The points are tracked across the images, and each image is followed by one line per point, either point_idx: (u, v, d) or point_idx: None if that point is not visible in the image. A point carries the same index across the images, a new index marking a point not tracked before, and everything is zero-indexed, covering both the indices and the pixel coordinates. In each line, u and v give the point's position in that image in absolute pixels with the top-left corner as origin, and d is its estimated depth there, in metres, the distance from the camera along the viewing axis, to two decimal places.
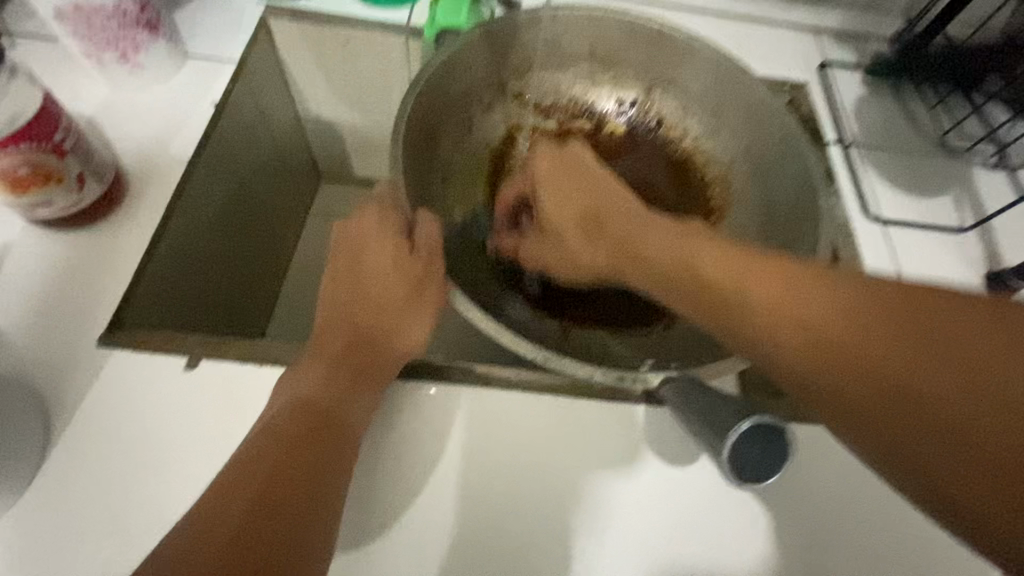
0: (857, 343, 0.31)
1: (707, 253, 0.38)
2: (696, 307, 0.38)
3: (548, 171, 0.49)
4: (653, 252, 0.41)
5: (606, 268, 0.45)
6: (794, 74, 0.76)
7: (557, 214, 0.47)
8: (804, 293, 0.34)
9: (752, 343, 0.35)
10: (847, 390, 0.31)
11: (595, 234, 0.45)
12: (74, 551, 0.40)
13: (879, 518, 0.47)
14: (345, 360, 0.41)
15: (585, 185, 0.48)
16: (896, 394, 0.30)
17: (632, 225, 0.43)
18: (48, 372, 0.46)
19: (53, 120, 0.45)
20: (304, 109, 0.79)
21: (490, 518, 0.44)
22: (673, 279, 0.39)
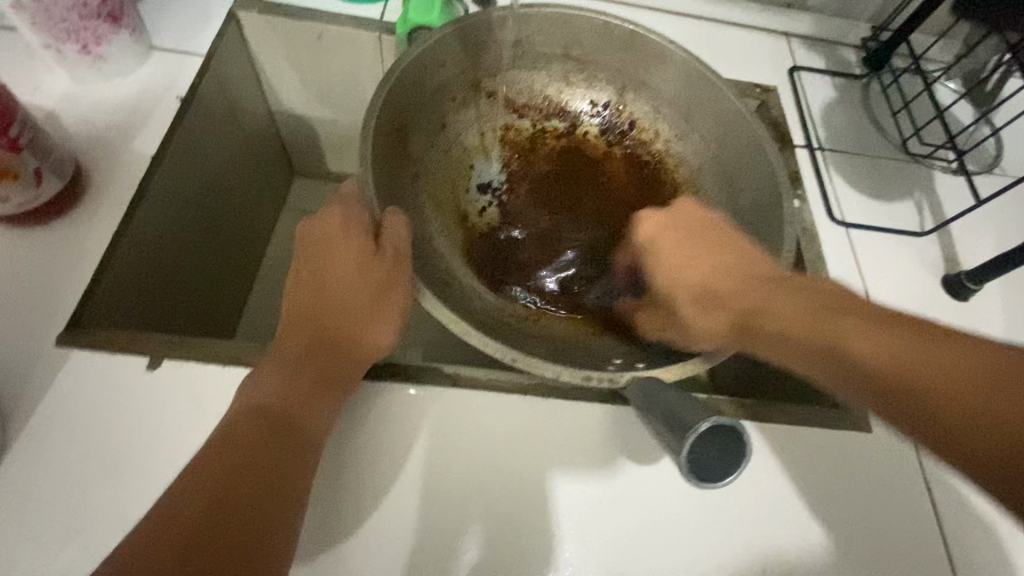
0: (964, 391, 0.33)
1: (821, 317, 0.39)
2: (820, 370, 0.39)
3: (663, 236, 0.47)
4: (774, 320, 0.41)
5: (732, 337, 0.44)
6: (764, 78, 0.77)
7: (670, 287, 0.46)
8: (911, 349, 0.35)
9: (879, 406, 0.36)
10: (905, 402, 0.34)
11: (715, 306, 0.44)
12: (30, 554, 0.39)
13: (837, 514, 0.49)
14: (307, 365, 0.41)
15: (697, 249, 0.46)
16: (995, 440, 0.31)
17: (751, 295, 0.43)
18: (3, 371, 0.44)
19: (9, 115, 0.44)
20: (277, 103, 0.78)
21: (457, 517, 0.45)
22: (804, 347, 0.40)
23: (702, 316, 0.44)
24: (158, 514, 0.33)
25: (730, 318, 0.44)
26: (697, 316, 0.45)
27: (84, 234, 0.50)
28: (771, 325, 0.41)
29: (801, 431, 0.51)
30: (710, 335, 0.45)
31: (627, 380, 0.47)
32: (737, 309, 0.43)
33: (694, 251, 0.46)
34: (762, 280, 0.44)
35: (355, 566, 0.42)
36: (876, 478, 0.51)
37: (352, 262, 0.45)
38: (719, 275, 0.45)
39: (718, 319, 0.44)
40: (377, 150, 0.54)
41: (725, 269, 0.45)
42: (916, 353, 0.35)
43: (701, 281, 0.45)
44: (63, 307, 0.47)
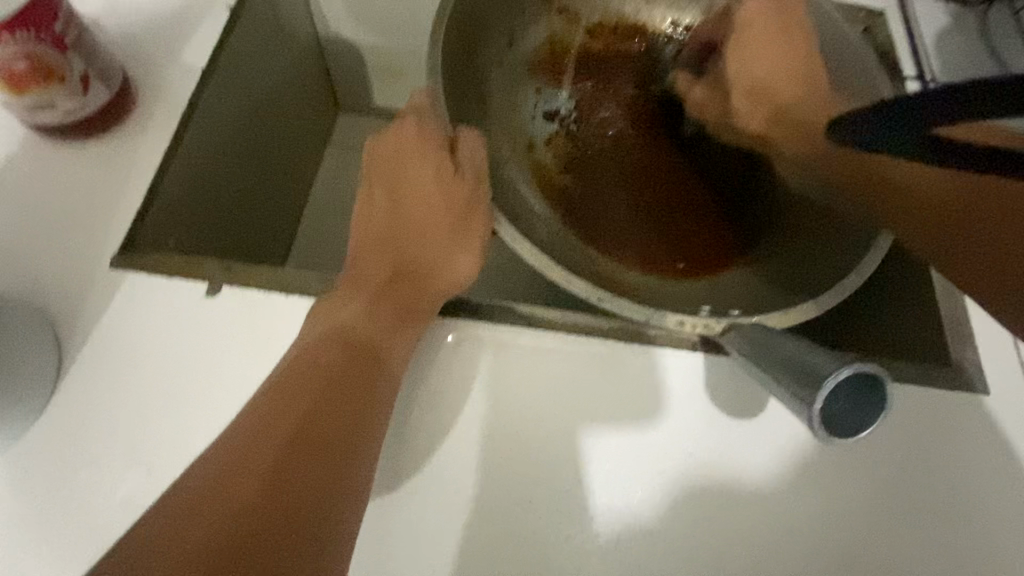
0: (908, 171, 0.41)
1: (845, 107, 0.45)
2: (812, 148, 0.46)
3: (754, 26, 0.47)
4: (805, 104, 0.46)
5: (766, 129, 0.48)
6: (870, 0, 0.68)
7: (738, 74, 0.48)
8: (902, 140, 0.41)
9: (851, 173, 0.43)
10: (866, 178, 0.43)
11: (764, 96, 0.48)
12: (96, 481, 0.37)
13: (962, 488, 0.43)
14: (386, 293, 0.38)
15: (784, 42, 0.47)
16: (902, 205, 0.41)
17: (805, 93, 0.46)
18: (56, 293, 0.42)
19: (53, 7, 0.39)
20: (326, 25, 0.72)
21: (536, 465, 0.41)
22: (809, 129, 0.46)
23: (748, 107, 0.49)
24: (221, 460, 0.29)
25: (771, 104, 0.47)
26: (742, 104, 0.49)
27: (133, 152, 0.46)
28: (808, 113, 0.46)
29: (922, 390, 0.45)
30: (750, 121, 0.49)
31: (725, 327, 0.43)
32: (778, 98, 0.47)
33: (786, 41, 0.47)
34: (815, 78, 0.47)
35: (428, 511, 0.40)
36: (1011, 449, 0.44)
37: (430, 181, 0.41)
38: (787, 74, 0.47)
39: (760, 108, 0.48)
40: (445, 64, 0.48)
41: (798, 61, 0.47)
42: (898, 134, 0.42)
43: (772, 73, 0.47)
44: (110, 227, 0.44)
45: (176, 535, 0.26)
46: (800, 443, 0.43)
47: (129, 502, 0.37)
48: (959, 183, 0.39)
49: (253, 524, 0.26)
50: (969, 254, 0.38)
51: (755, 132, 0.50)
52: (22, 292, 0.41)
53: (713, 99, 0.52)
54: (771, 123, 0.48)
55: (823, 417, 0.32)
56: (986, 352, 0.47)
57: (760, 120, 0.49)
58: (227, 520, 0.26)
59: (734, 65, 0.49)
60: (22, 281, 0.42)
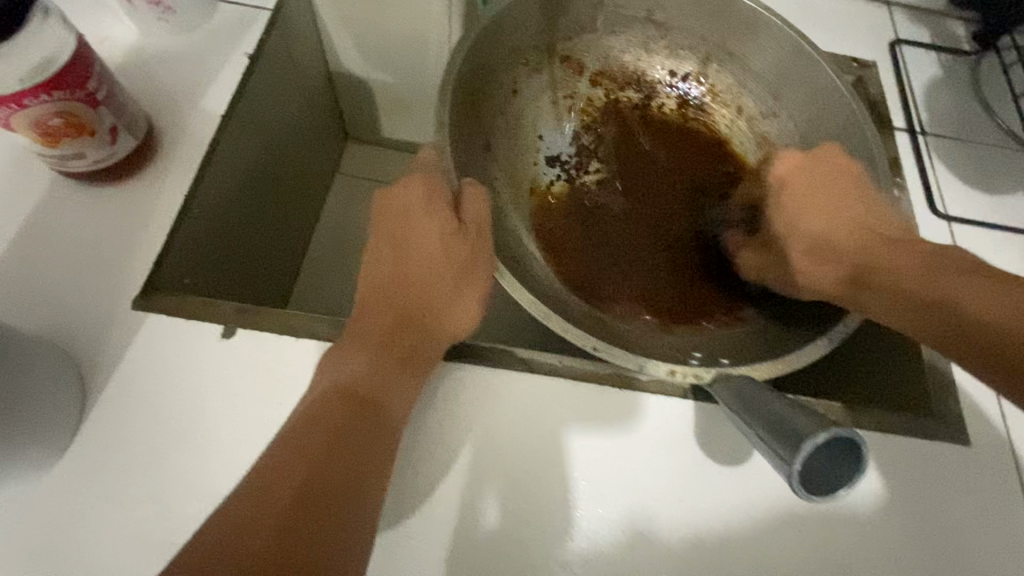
0: None
1: (938, 269, 0.40)
2: (911, 323, 0.40)
3: (795, 184, 0.48)
4: (880, 266, 0.43)
5: (845, 294, 0.45)
6: (862, 51, 0.70)
7: (795, 235, 0.47)
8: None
9: (975, 353, 0.37)
10: (1002, 359, 0.36)
11: (833, 257, 0.45)
12: (115, 514, 0.39)
13: (940, 534, 0.45)
14: (391, 345, 0.40)
15: (834, 202, 0.47)
16: None
17: (883, 249, 0.43)
18: (81, 333, 0.44)
19: (87, 67, 0.42)
20: (337, 64, 0.75)
21: (531, 506, 0.43)
22: (903, 302, 0.41)
23: (813, 267, 0.46)
24: (233, 512, 0.31)
25: (844, 269, 0.45)
26: (808, 267, 0.47)
27: (155, 196, 0.49)
28: (896, 280, 0.41)
29: (903, 440, 0.47)
30: (824, 284, 0.46)
31: (714, 377, 0.45)
32: (850, 264, 0.44)
33: (839, 202, 0.47)
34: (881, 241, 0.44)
35: (426, 548, 0.42)
36: (985, 496, 0.46)
37: (434, 236, 0.43)
38: (850, 230, 0.45)
39: (828, 271, 0.46)
40: (452, 118, 0.51)
41: (851, 221, 0.46)
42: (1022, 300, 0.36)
43: (832, 230, 0.46)
44: (132, 269, 0.46)
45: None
46: (784, 490, 0.45)
47: (145, 534, 0.39)
48: None
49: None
50: None
51: (834, 292, 0.46)
52: (48, 330, 0.44)
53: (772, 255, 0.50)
54: (852, 289, 0.44)
55: (803, 477, 0.34)
56: (965, 403, 0.49)
57: (836, 284, 0.45)
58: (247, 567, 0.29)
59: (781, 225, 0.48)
60: (47, 319, 0.44)
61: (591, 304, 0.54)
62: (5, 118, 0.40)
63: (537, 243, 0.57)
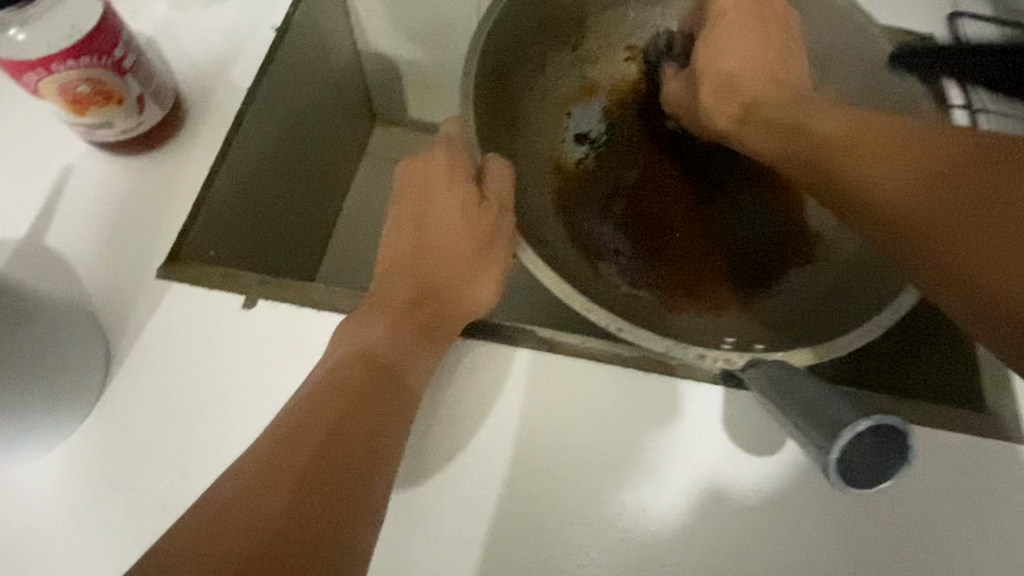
0: (873, 159, 0.35)
1: (811, 110, 0.41)
2: (771, 146, 0.43)
3: (727, 16, 0.49)
4: (771, 101, 0.45)
5: (728, 130, 0.48)
6: (918, 25, 0.64)
7: (705, 66, 0.50)
8: (875, 131, 0.36)
9: (810, 169, 0.40)
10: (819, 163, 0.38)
11: (728, 93, 0.48)
12: (136, 477, 0.40)
13: (981, 536, 0.42)
14: (410, 316, 0.39)
15: (748, 32, 0.49)
16: (867, 209, 0.35)
17: (769, 88, 0.46)
18: (108, 301, 0.44)
19: (114, 34, 0.41)
20: (364, 42, 0.74)
21: (545, 487, 0.42)
22: (771, 128, 0.43)
23: (716, 102, 0.48)
24: (253, 470, 0.31)
25: (739, 102, 0.47)
26: (710, 101, 0.49)
27: (181, 168, 0.49)
28: (771, 116, 0.44)
29: (951, 438, 0.43)
30: (721, 120, 0.48)
31: (747, 362, 0.43)
32: (748, 96, 0.47)
33: (756, 42, 0.48)
34: (788, 83, 0.47)
35: (440, 527, 0.41)
36: None
37: (456, 209, 0.42)
38: (758, 68, 0.48)
39: (729, 104, 0.48)
40: (478, 90, 0.50)
41: (764, 58, 0.48)
42: (868, 126, 0.36)
43: (740, 65, 0.48)
44: (158, 239, 0.46)
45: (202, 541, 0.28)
46: (815, 482, 0.42)
47: (166, 498, 0.39)
48: (944, 192, 0.31)
49: (275, 550, 0.28)
50: (924, 250, 0.32)
51: (721, 129, 0.49)
52: (76, 298, 0.44)
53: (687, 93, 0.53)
54: (740, 122, 0.47)
55: (840, 464, 0.32)
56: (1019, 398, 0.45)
57: (732, 118, 0.47)
58: (264, 522, 0.28)
59: (699, 58, 0.50)
60: (77, 286, 0.45)
61: (617, 283, 0.52)
62: (34, 84, 0.40)
63: (563, 222, 0.56)
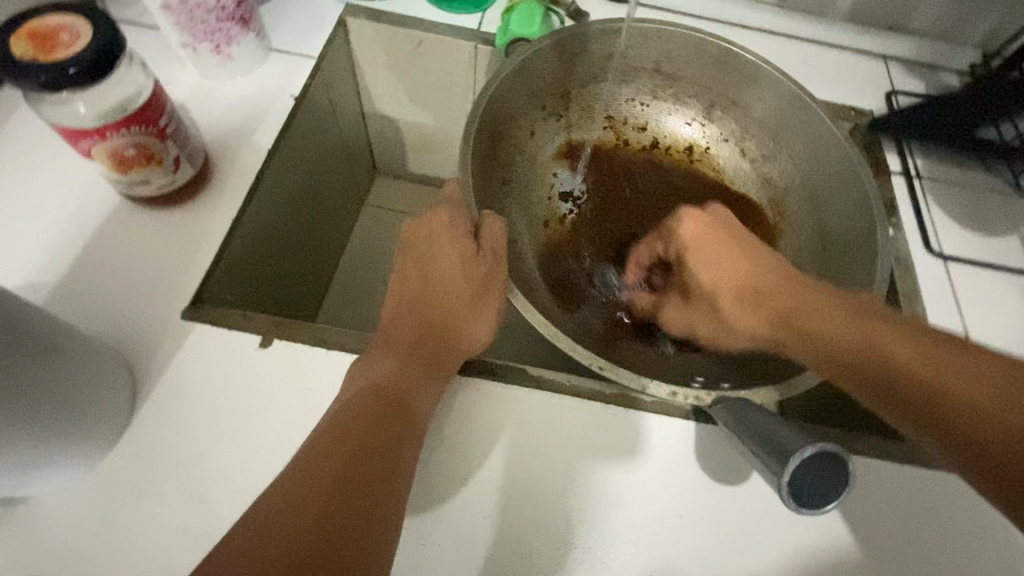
0: (989, 423, 0.33)
1: (876, 337, 0.38)
2: (835, 372, 0.39)
3: (702, 234, 0.47)
4: (812, 320, 0.41)
5: (765, 339, 0.44)
6: (860, 101, 0.73)
7: (715, 286, 0.46)
8: (972, 384, 0.34)
9: (908, 410, 0.36)
10: (894, 396, 0.36)
11: (754, 301, 0.44)
12: (156, 502, 0.43)
13: (922, 557, 0.46)
14: (417, 354, 0.45)
15: (737, 248, 0.46)
16: (1001, 481, 0.32)
17: (799, 296, 0.42)
18: (137, 339, 0.49)
19: (161, 106, 0.47)
20: (371, 104, 0.81)
21: (533, 515, 0.46)
22: (826, 352, 0.40)
23: (744, 312, 0.44)
24: (283, 488, 0.35)
25: (769, 311, 0.43)
26: (737, 310, 0.45)
27: (207, 220, 0.55)
28: (825, 336, 0.40)
29: (891, 467, 0.49)
30: (753, 328, 0.44)
31: (713, 399, 0.48)
32: (776, 309, 0.43)
33: (744, 248, 0.46)
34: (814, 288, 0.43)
35: (437, 552, 0.44)
36: (966, 521, 0.48)
37: (456, 260, 0.48)
38: (768, 274, 0.44)
39: (758, 317, 0.44)
40: (475, 155, 0.56)
41: (765, 264, 0.45)
42: (958, 375, 0.34)
43: (746, 273, 0.45)
44: (183, 283, 0.51)
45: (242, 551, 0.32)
46: (778, 511, 0.47)
47: (183, 522, 0.43)
48: None
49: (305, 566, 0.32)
50: None
51: (759, 337, 0.44)
52: (106, 336, 0.49)
53: (694, 321, 0.50)
54: (779, 334, 0.43)
55: (791, 489, 0.36)
56: None
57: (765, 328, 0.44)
58: (297, 534, 0.33)
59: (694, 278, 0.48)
60: (108, 325, 0.49)
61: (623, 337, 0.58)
62: (88, 147, 0.46)
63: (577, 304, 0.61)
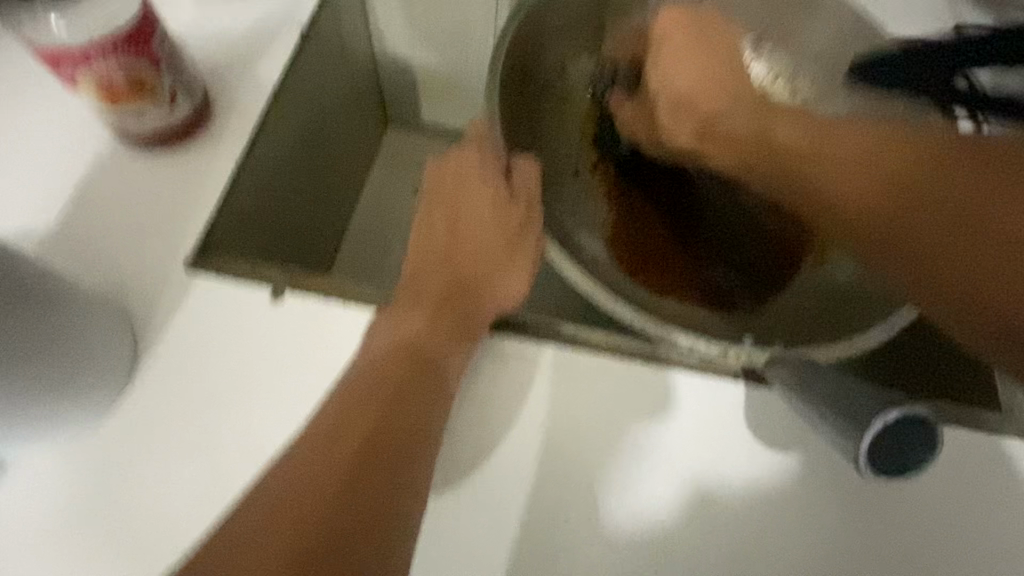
0: (842, 176, 0.40)
1: (771, 122, 0.45)
2: (734, 155, 0.47)
3: (671, 39, 0.50)
4: (727, 116, 0.47)
5: (689, 145, 0.50)
6: None
7: (660, 89, 0.50)
8: (837, 144, 0.41)
9: (788, 182, 0.43)
10: (773, 167, 0.44)
11: (687, 108, 0.49)
12: (164, 464, 0.40)
13: (985, 528, 0.43)
14: (443, 309, 0.41)
15: (696, 57, 0.49)
16: (859, 224, 0.39)
17: (725, 102, 0.47)
18: (138, 293, 0.45)
19: (150, 27, 0.42)
20: (382, 43, 0.75)
21: (570, 482, 0.42)
22: (733, 142, 0.46)
23: (675, 116, 0.50)
24: (305, 455, 0.33)
25: (698, 118, 0.48)
26: (667, 115, 0.50)
27: (207, 163, 0.49)
28: (734, 130, 0.46)
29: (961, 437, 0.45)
30: (680, 132, 0.50)
31: (767, 360, 0.43)
32: (705, 110, 0.48)
33: (700, 54, 0.50)
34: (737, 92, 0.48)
35: (467, 519, 0.41)
36: None
37: (486, 206, 0.45)
38: (708, 84, 0.49)
39: (688, 121, 0.49)
40: (501, 90, 0.51)
41: (713, 78, 0.49)
42: (825, 138, 0.41)
43: (695, 80, 0.49)
44: (184, 231, 0.47)
45: (259, 528, 0.29)
46: (834, 478, 0.43)
47: (194, 484, 0.40)
48: (923, 203, 0.37)
49: (362, 504, 0.31)
50: (919, 262, 0.37)
51: (683, 143, 0.50)
52: (103, 286, 0.45)
53: (643, 119, 0.54)
54: (701, 137, 0.48)
55: (869, 456, 0.32)
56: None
57: (691, 133, 0.49)
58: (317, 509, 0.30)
59: (653, 82, 0.51)
60: (105, 275, 0.45)
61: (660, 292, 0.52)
62: (71, 73, 0.41)
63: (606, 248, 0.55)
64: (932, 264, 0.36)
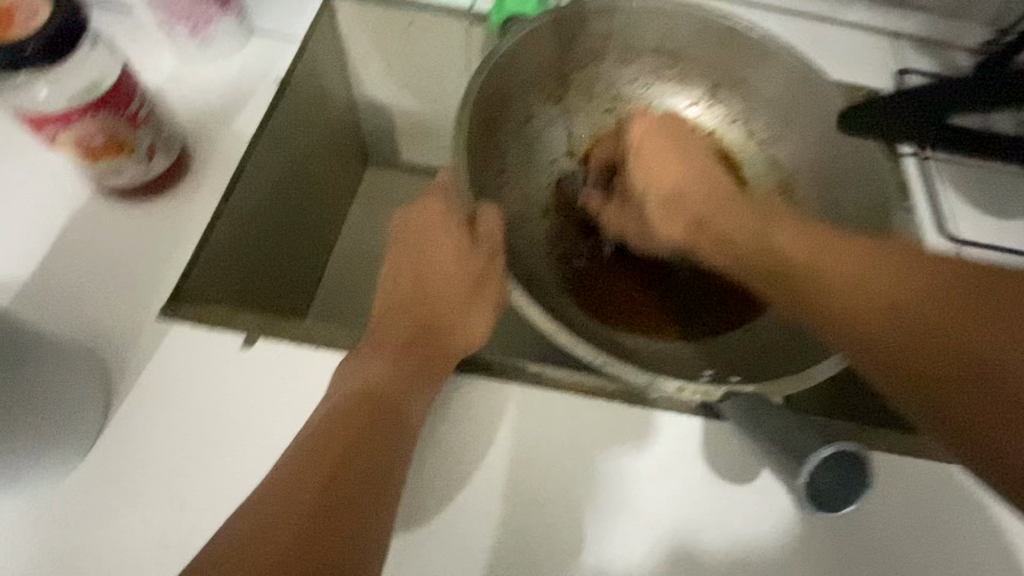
0: (847, 296, 0.36)
1: (769, 228, 0.41)
2: (725, 257, 0.43)
3: (647, 140, 0.50)
4: (719, 219, 0.44)
5: (683, 241, 0.47)
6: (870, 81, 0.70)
7: (647, 188, 0.49)
8: (842, 258, 0.37)
9: (789, 294, 0.39)
10: (774, 273, 0.40)
11: (676, 207, 0.47)
12: (133, 512, 0.41)
13: (941, 557, 0.44)
14: (406, 354, 0.42)
15: (678, 159, 0.48)
16: (865, 349, 0.35)
17: (714, 202, 0.45)
18: (113, 340, 0.46)
19: (130, 90, 0.45)
20: (360, 91, 0.78)
21: (534, 520, 0.43)
22: (729, 249, 0.43)
23: (665, 216, 0.47)
24: (267, 498, 0.33)
25: (690, 217, 0.46)
26: (658, 214, 0.48)
27: (185, 213, 0.52)
28: (729, 233, 0.43)
29: (910, 465, 0.47)
30: (670, 231, 0.47)
31: (723, 394, 0.45)
32: (695, 212, 0.45)
33: (683, 154, 0.49)
34: (720, 188, 0.46)
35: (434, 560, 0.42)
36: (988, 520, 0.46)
37: (449, 253, 0.46)
38: (695, 181, 0.47)
39: (678, 221, 0.47)
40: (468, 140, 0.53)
41: (701, 172, 0.47)
42: (825, 247, 0.38)
43: (683, 179, 0.47)
44: (160, 280, 0.49)
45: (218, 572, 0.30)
46: (792, 511, 0.44)
47: (162, 532, 0.40)
48: (961, 345, 0.32)
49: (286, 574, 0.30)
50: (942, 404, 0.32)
51: (675, 242, 0.48)
52: (78, 335, 0.46)
53: (633, 218, 0.54)
54: (693, 236, 0.46)
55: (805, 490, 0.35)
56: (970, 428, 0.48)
57: (682, 232, 0.46)
58: (276, 550, 0.31)
59: (638, 180, 0.50)
60: (81, 324, 0.46)
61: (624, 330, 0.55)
62: (52, 134, 0.43)
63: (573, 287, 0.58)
64: (956, 411, 0.32)
